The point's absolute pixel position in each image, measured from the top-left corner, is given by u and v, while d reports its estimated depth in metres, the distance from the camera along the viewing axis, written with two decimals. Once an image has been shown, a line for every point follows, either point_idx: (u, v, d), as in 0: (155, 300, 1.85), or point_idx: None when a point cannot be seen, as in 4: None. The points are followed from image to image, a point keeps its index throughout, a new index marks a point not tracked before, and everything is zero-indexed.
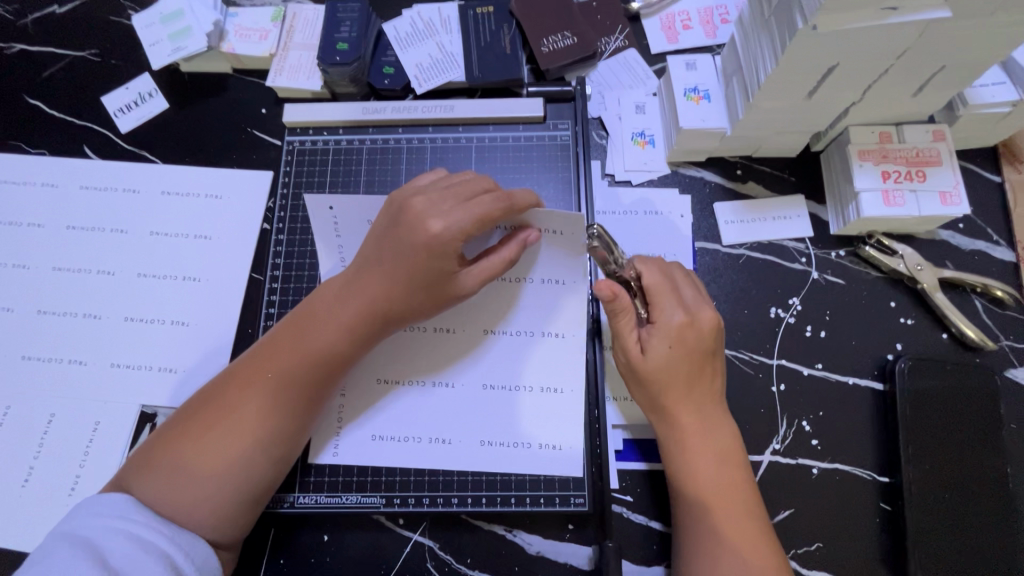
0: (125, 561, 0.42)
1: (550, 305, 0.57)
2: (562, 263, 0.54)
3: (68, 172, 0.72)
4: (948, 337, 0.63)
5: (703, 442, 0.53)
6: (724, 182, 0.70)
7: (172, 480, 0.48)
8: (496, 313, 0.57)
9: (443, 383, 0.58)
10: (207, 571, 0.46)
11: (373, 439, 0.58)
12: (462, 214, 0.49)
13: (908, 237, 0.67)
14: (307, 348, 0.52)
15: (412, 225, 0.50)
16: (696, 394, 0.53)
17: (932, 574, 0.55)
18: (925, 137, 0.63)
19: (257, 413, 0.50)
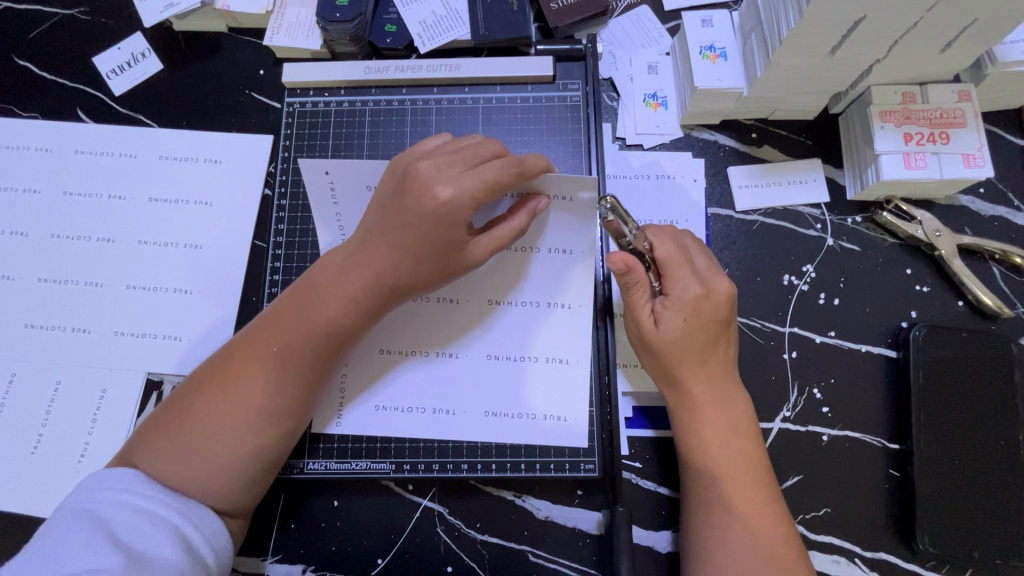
0: (134, 533, 0.43)
1: (557, 277, 0.55)
2: (571, 231, 0.53)
3: (62, 136, 0.69)
4: (964, 304, 0.62)
5: (716, 413, 0.52)
6: (738, 146, 0.67)
7: (180, 454, 0.48)
8: (501, 284, 0.56)
9: (447, 355, 0.57)
10: (217, 540, 0.47)
11: (376, 410, 0.57)
12: (472, 181, 0.47)
13: (927, 203, 0.65)
14: (310, 321, 0.50)
15: (421, 193, 0.48)
16: (708, 365, 0.53)
17: (939, 538, 0.56)
18: (950, 97, 0.61)
19: (262, 387, 0.50)
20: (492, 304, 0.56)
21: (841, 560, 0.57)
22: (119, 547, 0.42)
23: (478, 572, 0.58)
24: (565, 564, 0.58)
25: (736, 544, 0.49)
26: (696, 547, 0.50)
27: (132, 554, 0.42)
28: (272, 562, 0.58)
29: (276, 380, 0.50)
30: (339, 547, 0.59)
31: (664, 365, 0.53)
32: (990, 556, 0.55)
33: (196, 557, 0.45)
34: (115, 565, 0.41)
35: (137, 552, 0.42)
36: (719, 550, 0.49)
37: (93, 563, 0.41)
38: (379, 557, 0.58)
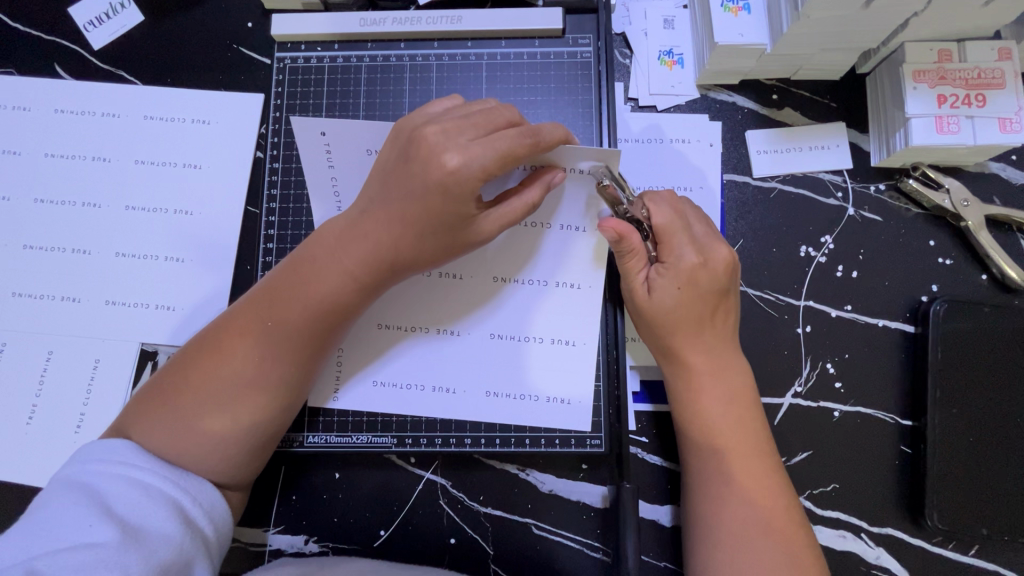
0: (129, 507, 0.42)
1: (566, 254, 0.53)
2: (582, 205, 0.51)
3: (40, 93, 0.65)
4: (987, 278, 0.60)
5: (722, 389, 0.51)
6: (758, 108, 0.63)
7: (176, 429, 0.46)
8: (507, 261, 0.54)
9: (449, 333, 0.55)
10: (215, 512, 0.46)
11: (373, 386, 0.56)
12: (484, 148, 0.44)
13: (954, 170, 0.61)
14: (308, 294, 0.48)
15: (428, 161, 0.45)
16: (707, 339, 0.51)
17: (948, 515, 0.55)
18: (988, 56, 0.57)
19: (258, 363, 0.48)
20: (497, 281, 0.54)
21: (848, 535, 0.57)
22: (115, 521, 0.41)
23: (482, 544, 0.58)
24: (569, 537, 0.57)
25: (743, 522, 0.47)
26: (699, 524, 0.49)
27: (128, 528, 0.41)
28: (274, 533, 0.58)
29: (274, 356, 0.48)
30: (341, 518, 0.58)
31: (659, 337, 0.52)
32: (998, 533, 0.55)
33: (195, 531, 0.44)
34: (111, 540, 0.40)
35: (133, 526, 0.41)
36: (724, 528, 0.47)
37: (88, 537, 0.40)
38: (381, 529, 0.58)
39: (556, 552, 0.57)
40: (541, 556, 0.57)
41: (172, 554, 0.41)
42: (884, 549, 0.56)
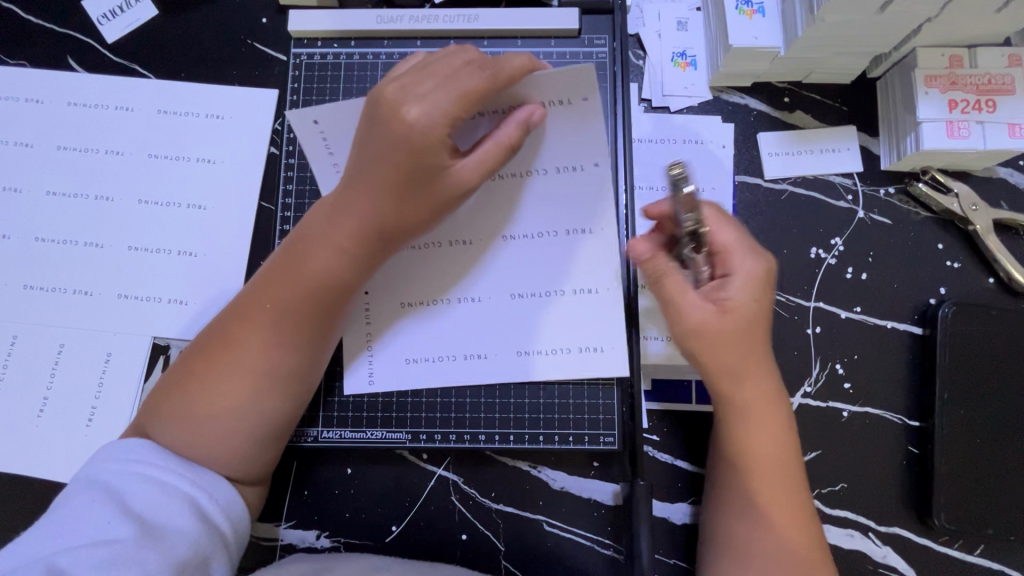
0: (148, 503, 0.42)
1: (573, 198, 0.53)
2: (578, 144, 0.50)
3: (53, 85, 0.65)
4: (995, 281, 0.61)
5: (771, 410, 0.50)
6: (770, 111, 0.64)
7: (186, 426, 0.46)
8: (520, 215, 0.53)
9: (470, 301, 0.55)
10: (233, 509, 0.46)
11: (406, 363, 0.56)
12: (444, 94, 0.44)
13: (963, 175, 0.62)
14: (307, 276, 0.48)
15: (391, 113, 0.45)
16: (765, 358, 0.51)
17: (954, 514, 0.56)
18: (999, 62, 0.57)
19: (257, 346, 0.48)
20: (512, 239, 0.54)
21: (855, 534, 0.57)
22: (133, 518, 0.41)
23: (494, 541, 0.58)
24: (581, 534, 0.58)
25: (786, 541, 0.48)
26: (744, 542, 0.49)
27: (145, 525, 0.41)
28: (286, 528, 0.58)
29: (269, 337, 0.48)
30: (353, 514, 0.58)
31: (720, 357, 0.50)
32: (1003, 533, 0.55)
33: (212, 529, 0.44)
34: (129, 536, 0.40)
35: (150, 523, 0.41)
36: (771, 547, 0.48)
37: (107, 534, 0.40)
38: (393, 524, 0.58)
39: (568, 549, 0.57)
40: (551, 553, 0.57)
41: (189, 551, 0.42)
42: (891, 548, 0.57)
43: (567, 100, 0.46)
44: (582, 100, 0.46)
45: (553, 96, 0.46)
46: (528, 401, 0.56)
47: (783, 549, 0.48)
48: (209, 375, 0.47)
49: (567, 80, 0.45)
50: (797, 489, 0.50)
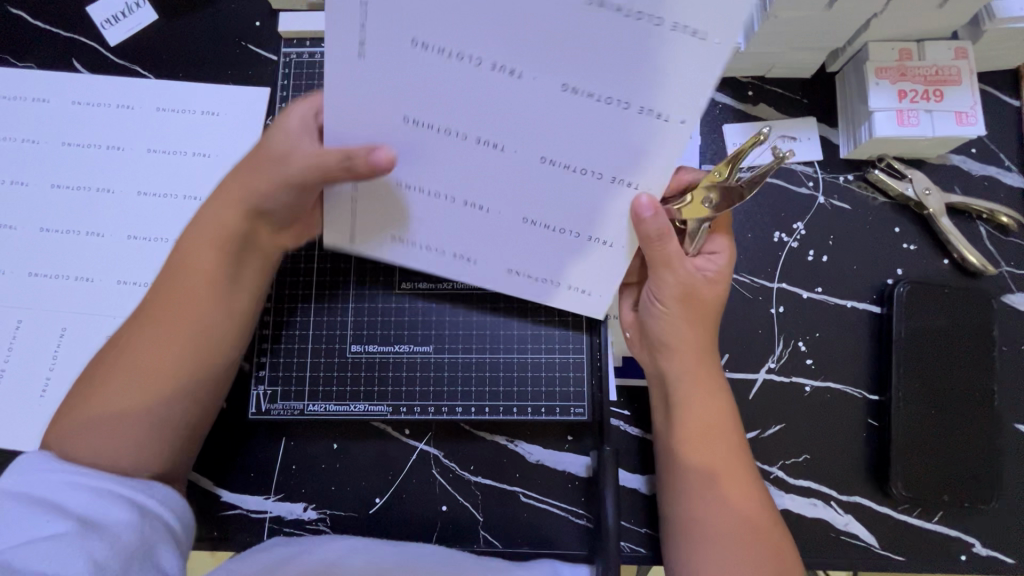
0: (82, 505, 0.44)
1: (593, 203, 0.47)
2: (627, 155, 0.44)
3: (58, 85, 0.69)
4: (949, 262, 0.64)
5: (701, 384, 0.53)
6: (734, 104, 0.68)
7: (94, 431, 0.48)
8: (532, 197, 0.48)
9: (466, 259, 0.52)
10: (171, 503, 0.49)
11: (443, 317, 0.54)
12: (313, 162, 0.48)
13: (918, 162, 0.66)
14: (202, 286, 0.51)
15: (265, 162, 0.51)
16: (697, 335, 0.54)
17: (911, 482, 0.58)
18: (946, 54, 0.61)
19: (161, 357, 0.50)
20: (527, 222, 0.49)
21: (818, 503, 0.60)
22: (70, 516, 0.43)
23: (472, 512, 0.61)
24: (555, 505, 0.60)
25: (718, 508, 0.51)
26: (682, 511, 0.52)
27: (86, 522, 0.43)
28: (274, 501, 0.61)
29: (180, 348, 0.50)
30: (338, 487, 0.61)
31: (661, 328, 0.54)
32: (958, 499, 0.58)
33: (156, 518, 0.46)
34: (70, 530, 0.42)
35: (90, 520, 0.43)
36: (703, 514, 0.51)
37: (47, 530, 0.41)
38: (376, 496, 0.61)
39: (543, 519, 0.60)
40: (527, 523, 0.60)
41: (133, 541, 0.43)
42: (853, 516, 0.59)
43: (620, 102, 0.41)
44: (642, 110, 0.42)
45: (610, 91, 0.41)
46: (503, 374, 0.59)
47: (726, 522, 0.50)
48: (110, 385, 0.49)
49: (679, 55, 0.39)
50: (739, 462, 0.52)
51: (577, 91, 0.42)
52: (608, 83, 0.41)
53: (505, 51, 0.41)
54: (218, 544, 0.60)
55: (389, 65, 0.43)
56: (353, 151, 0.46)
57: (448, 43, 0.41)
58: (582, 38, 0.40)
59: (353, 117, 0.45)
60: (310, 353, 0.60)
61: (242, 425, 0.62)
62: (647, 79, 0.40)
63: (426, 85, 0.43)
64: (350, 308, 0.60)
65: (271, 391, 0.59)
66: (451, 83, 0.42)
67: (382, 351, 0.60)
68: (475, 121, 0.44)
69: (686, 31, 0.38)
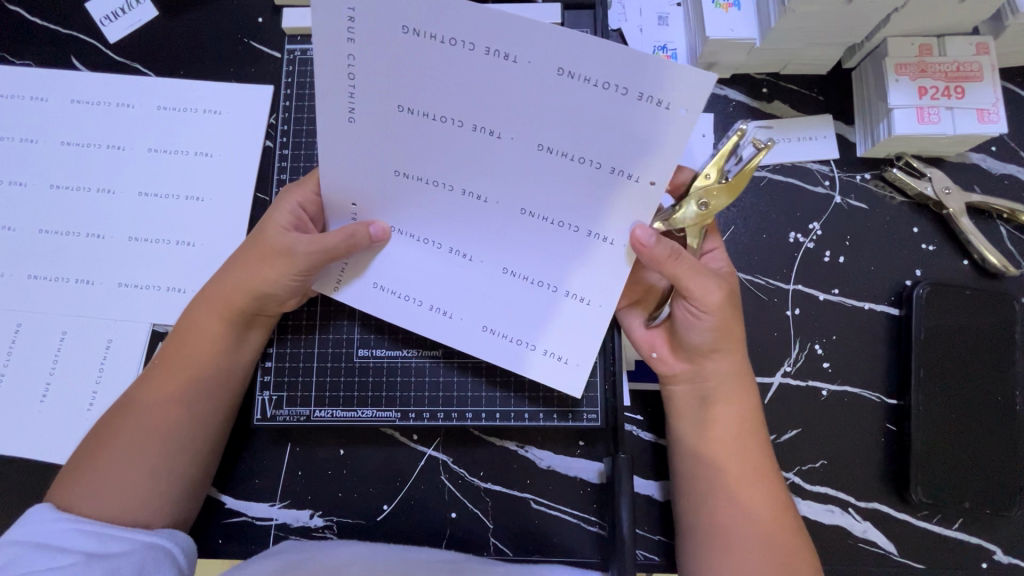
0: (90, 542, 0.47)
1: (572, 258, 0.47)
2: (605, 211, 0.44)
3: (57, 84, 0.68)
4: (969, 263, 0.62)
5: (735, 390, 0.52)
6: (748, 101, 0.66)
7: (96, 484, 0.50)
8: (511, 250, 0.48)
9: (441, 312, 0.52)
10: (175, 535, 0.52)
11: (432, 310, 0.52)
12: (315, 241, 0.51)
13: (936, 160, 0.64)
14: (205, 350, 0.54)
15: (266, 253, 0.53)
16: (731, 338, 0.52)
17: (931, 489, 0.57)
18: (967, 50, 0.60)
19: (171, 423, 0.53)
20: (506, 272, 0.49)
21: (835, 509, 0.58)
22: (78, 551, 0.46)
23: (482, 520, 0.59)
24: (567, 511, 0.59)
25: (739, 516, 0.49)
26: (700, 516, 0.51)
27: (91, 554, 0.46)
28: (279, 508, 0.60)
29: (179, 404, 0.53)
30: (346, 493, 0.60)
31: (703, 328, 0.51)
32: (980, 506, 0.57)
33: (158, 549, 0.49)
34: (78, 562, 0.45)
35: (95, 552, 0.46)
36: (723, 520, 0.50)
37: (55, 564, 0.45)
38: (384, 504, 0.60)
39: (555, 527, 0.59)
40: (538, 530, 0.59)
41: (133, 570, 0.46)
42: (871, 523, 0.58)
43: (592, 162, 0.42)
44: (614, 169, 0.42)
45: (587, 151, 0.41)
46: (513, 379, 0.58)
47: (752, 526, 0.49)
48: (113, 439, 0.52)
49: (653, 128, 0.39)
50: (767, 467, 0.51)
51: (552, 150, 0.42)
52: (587, 152, 0.42)
53: (487, 115, 0.41)
54: (223, 551, 0.59)
55: (381, 124, 0.43)
56: (353, 229, 0.49)
57: (432, 109, 0.42)
58: (558, 103, 0.40)
59: (344, 172, 0.47)
60: (317, 359, 0.59)
61: (248, 430, 0.61)
62: (623, 147, 0.41)
63: (411, 144, 0.44)
64: (355, 327, 0.59)
65: (277, 397, 0.58)
66: (438, 146, 0.44)
67: (391, 356, 0.59)
68: (462, 175, 0.45)
69: (658, 102, 0.38)
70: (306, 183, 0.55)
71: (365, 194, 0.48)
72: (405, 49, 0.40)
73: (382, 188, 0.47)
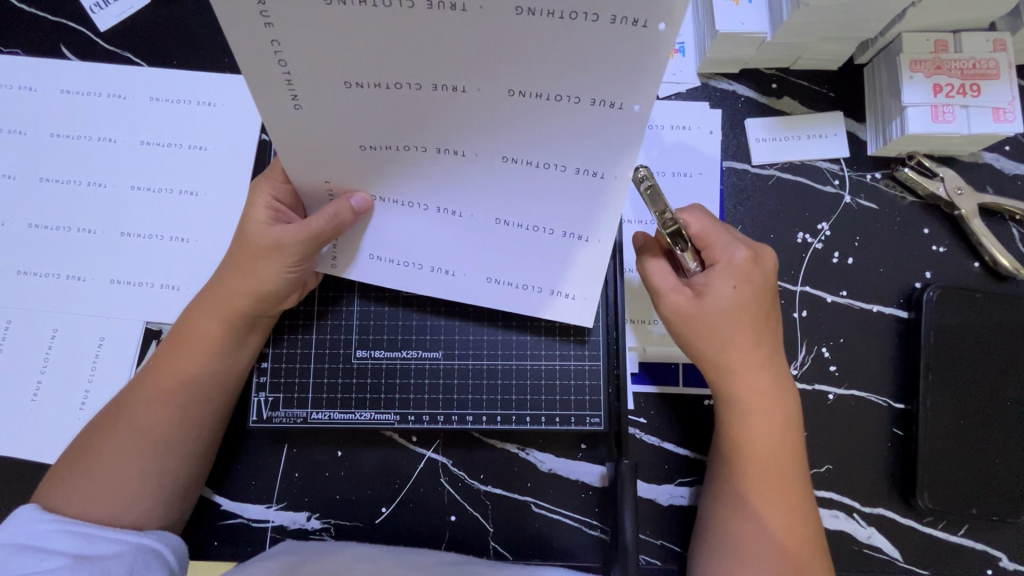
0: (78, 545, 0.46)
1: (561, 212, 0.46)
2: (578, 198, 0.44)
3: (46, 73, 0.66)
4: (980, 265, 0.61)
5: (767, 403, 0.50)
6: (757, 97, 0.64)
7: (90, 485, 0.49)
8: (505, 201, 0.46)
9: (444, 271, 0.52)
10: (167, 537, 0.51)
11: (431, 270, 0.52)
12: (300, 228, 0.50)
13: (949, 160, 0.63)
14: (199, 350, 0.53)
15: (254, 253, 0.52)
16: (760, 349, 0.50)
17: (938, 495, 0.56)
18: (984, 47, 0.58)
19: (167, 421, 0.52)
20: (499, 223, 0.47)
21: (840, 515, 0.58)
22: (66, 554, 0.45)
23: (482, 522, 0.58)
24: (568, 515, 0.58)
25: (764, 530, 0.48)
26: (724, 529, 0.50)
27: (80, 556, 0.45)
28: (275, 510, 0.59)
29: (175, 405, 0.52)
30: (343, 496, 0.59)
31: (715, 343, 0.50)
32: (986, 513, 0.56)
33: (148, 552, 0.48)
34: (67, 564, 0.44)
35: (84, 555, 0.45)
36: (748, 534, 0.49)
37: (43, 567, 0.43)
38: (383, 506, 0.59)
39: (556, 531, 0.58)
40: (539, 534, 0.58)
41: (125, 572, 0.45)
42: (876, 528, 0.58)
43: (558, 165, 0.42)
44: (581, 169, 0.42)
45: (558, 158, 0.42)
46: (514, 381, 0.57)
47: (768, 537, 0.48)
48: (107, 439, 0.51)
49: (633, 52, 0.34)
50: (793, 480, 0.50)
51: (518, 160, 0.42)
52: (557, 128, 0.40)
53: (447, 72, 0.37)
54: (219, 553, 0.58)
55: (326, 99, 0.40)
56: (336, 207, 0.48)
57: (382, 78, 0.38)
58: (535, 46, 0.35)
59: (305, 143, 0.44)
60: (314, 360, 0.57)
61: (243, 431, 0.60)
62: (589, 127, 0.39)
63: (371, 118, 0.41)
64: (355, 312, 0.58)
65: (273, 398, 0.57)
66: (400, 110, 0.40)
67: (391, 357, 0.57)
68: (433, 134, 0.42)
69: (619, 106, 0.38)
70: (274, 174, 0.52)
71: (333, 165, 0.46)
72: (338, 17, 0.35)
73: (359, 167, 0.46)
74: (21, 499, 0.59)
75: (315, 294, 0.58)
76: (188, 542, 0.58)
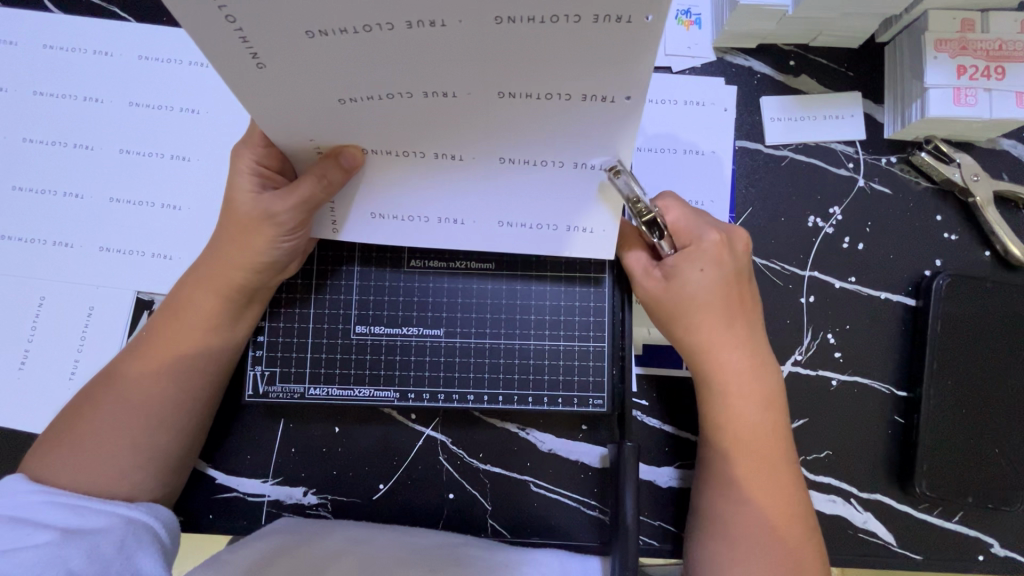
0: (64, 517, 0.45)
1: (576, 142, 0.41)
2: (596, 127, 0.40)
3: (29, 25, 0.62)
4: (991, 254, 0.60)
5: (744, 384, 0.50)
6: (774, 74, 0.62)
7: (78, 457, 0.48)
8: (502, 137, 0.41)
9: (453, 221, 0.49)
10: (158, 510, 0.50)
11: (441, 223, 0.49)
12: (290, 196, 0.47)
13: (965, 145, 0.61)
14: (193, 323, 0.51)
15: (244, 223, 0.49)
16: (735, 331, 0.50)
17: (936, 483, 0.56)
18: (1011, 28, 0.56)
19: (159, 397, 0.51)
20: (505, 163, 0.43)
21: (837, 500, 0.58)
22: (53, 527, 0.44)
23: (480, 501, 0.58)
24: (566, 495, 0.58)
25: (755, 512, 0.48)
26: (716, 513, 0.49)
27: (69, 529, 0.44)
28: (272, 484, 0.58)
29: (167, 379, 0.51)
30: (340, 472, 0.58)
31: (690, 328, 0.49)
32: (982, 501, 0.56)
33: (138, 525, 0.47)
34: (54, 540, 0.42)
35: (72, 529, 0.44)
36: (740, 514, 0.48)
37: (28, 541, 0.42)
38: (380, 482, 0.58)
39: (553, 510, 0.58)
40: (537, 513, 0.58)
41: (114, 549, 0.44)
42: (872, 513, 0.58)
43: (561, 93, 0.37)
44: (578, 164, 0.43)
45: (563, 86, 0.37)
46: (518, 362, 0.56)
47: (756, 522, 0.47)
48: (95, 412, 0.50)
49: (626, 44, 0.34)
50: (772, 467, 0.49)
51: (515, 95, 0.38)
52: (573, 49, 0.34)
53: (433, 79, 0.37)
54: (213, 525, 0.58)
55: (293, 58, 0.36)
56: (323, 167, 0.45)
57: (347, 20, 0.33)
58: (534, 49, 0.34)
59: (285, 112, 0.40)
60: (311, 334, 0.56)
61: (239, 404, 0.58)
62: (598, 54, 0.34)
63: (362, 71, 0.37)
64: (353, 287, 0.56)
65: (270, 371, 0.55)
66: (381, 51, 0.35)
67: (391, 334, 0.56)
68: (431, 70, 0.36)
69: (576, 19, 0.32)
70: (254, 137, 0.48)
71: (321, 122, 0.41)
72: None
73: (347, 113, 0.40)
74: (9, 469, 0.57)
75: (315, 268, 0.56)
76: (181, 514, 0.57)
